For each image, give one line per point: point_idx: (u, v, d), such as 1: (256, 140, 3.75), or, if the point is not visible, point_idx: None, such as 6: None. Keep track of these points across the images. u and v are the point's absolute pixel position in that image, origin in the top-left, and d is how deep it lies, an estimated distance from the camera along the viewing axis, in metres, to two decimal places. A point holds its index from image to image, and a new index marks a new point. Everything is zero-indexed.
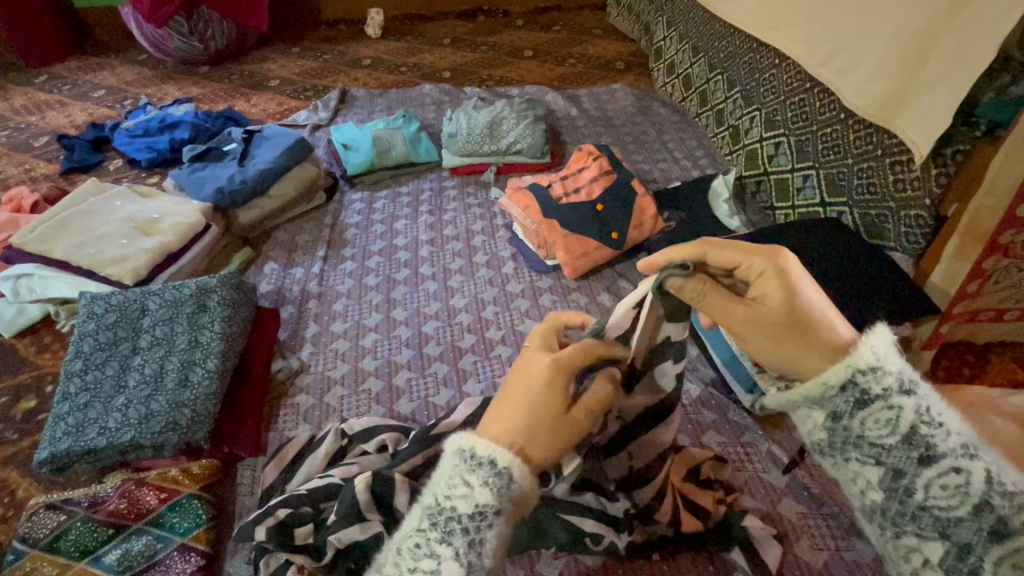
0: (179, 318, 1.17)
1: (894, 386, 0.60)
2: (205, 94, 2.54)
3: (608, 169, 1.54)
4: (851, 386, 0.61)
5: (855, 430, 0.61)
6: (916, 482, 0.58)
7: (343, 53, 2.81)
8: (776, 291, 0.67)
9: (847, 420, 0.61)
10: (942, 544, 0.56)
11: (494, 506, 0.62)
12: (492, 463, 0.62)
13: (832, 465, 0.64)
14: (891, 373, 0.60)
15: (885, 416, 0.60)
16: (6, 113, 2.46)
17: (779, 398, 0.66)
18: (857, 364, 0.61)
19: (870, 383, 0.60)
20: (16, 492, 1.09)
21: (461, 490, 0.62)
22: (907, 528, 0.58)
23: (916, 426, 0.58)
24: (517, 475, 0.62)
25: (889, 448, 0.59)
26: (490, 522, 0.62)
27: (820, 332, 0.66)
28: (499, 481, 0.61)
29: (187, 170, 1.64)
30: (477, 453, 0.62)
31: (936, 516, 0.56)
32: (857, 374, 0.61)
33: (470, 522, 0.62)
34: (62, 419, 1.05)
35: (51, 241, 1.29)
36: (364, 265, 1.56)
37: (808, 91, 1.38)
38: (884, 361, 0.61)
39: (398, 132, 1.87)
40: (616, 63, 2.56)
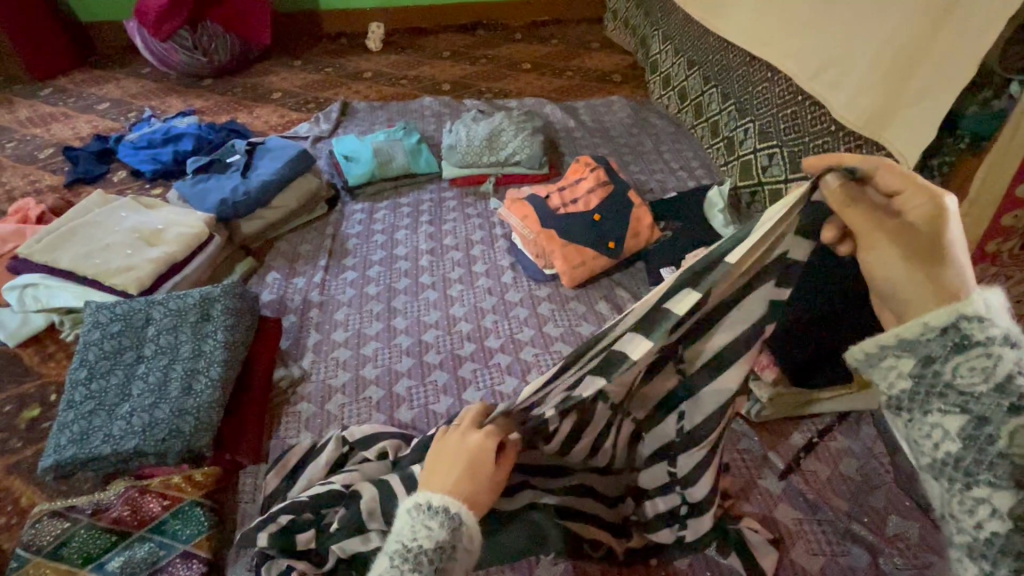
0: (183, 327, 1.18)
1: (1000, 337, 0.55)
2: (208, 106, 2.58)
3: (605, 180, 1.57)
4: (952, 330, 0.57)
5: (945, 377, 0.57)
6: (1000, 430, 0.54)
7: (344, 66, 2.86)
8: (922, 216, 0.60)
9: (939, 365, 0.57)
10: (1014, 493, 0.53)
11: (452, 542, 0.67)
12: (445, 506, 0.69)
13: (911, 415, 0.60)
14: (1000, 325, 0.55)
15: (982, 363, 0.55)
16: (11, 126, 2.49)
17: (869, 347, 0.61)
18: (968, 310, 0.56)
19: (975, 331, 0.55)
20: (20, 500, 1.10)
21: (422, 531, 0.67)
22: (980, 477, 0.55)
23: (1013, 375, 0.54)
24: (467, 518, 0.69)
25: (976, 397, 0.55)
26: (451, 555, 0.67)
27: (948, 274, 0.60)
28: (454, 519, 0.68)
29: (190, 181, 1.67)
30: (432, 501, 0.69)
31: (1017, 465, 0.53)
32: (963, 319, 0.56)
33: (435, 556, 0.66)
34: (67, 428, 1.06)
35: (57, 251, 1.31)
36: (365, 275, 1.58)
37: (799, 104, 1.41)
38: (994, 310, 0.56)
39: (399, 144, 1.90)
40: (613, 76, 2.61)
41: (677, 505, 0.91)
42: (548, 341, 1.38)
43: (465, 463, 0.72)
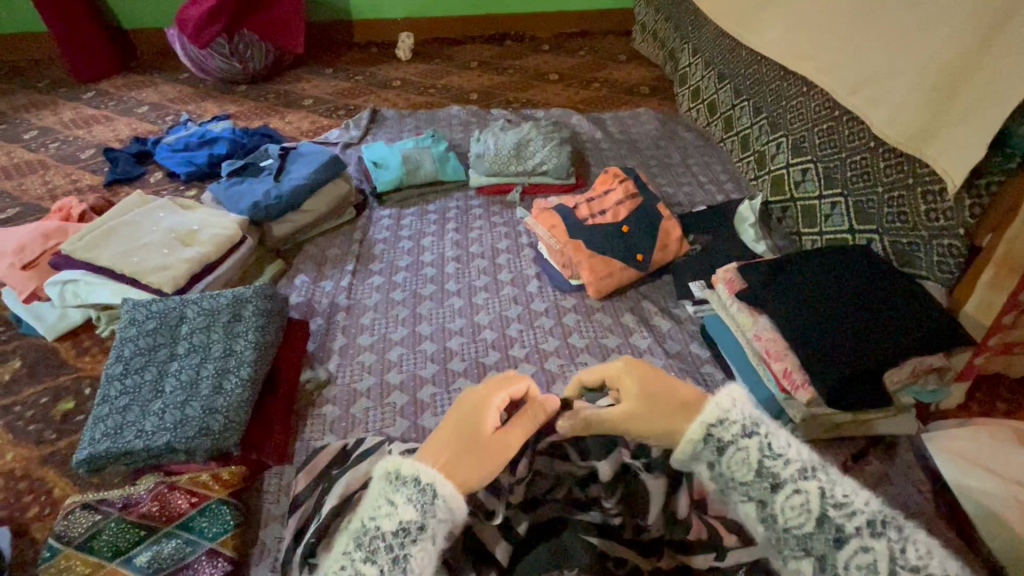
0: (215, 326, 1.20)
1: (739, 430, 0.77)
2: (242, 111, 2.65)
3: (634, 192, 1.56)
4: (710, 437, 0.77)
5: (727, 474, 0.77)
6: (775, 507, 0.74)
7: (374, 75, 2.91)
8: (637, 388, 0.86)
9: (719, 467, 0.77)
10: (809, 558, 0.72)
11: (417, 520, 0.69)
12: (415, 479, 0.72)
13: (728, 504, 0.79)
14: (736, 421, 0.77)
15: (740, 457, 0.76)
16: (55, 127, 2.59)
17: (684, 453, 0.79)
18: (709, 420, 0.78)
19: (722, 432, 0.77)
20: (53, 490, 1.13)
21: (386, 510, 0.71)
22: (788, 553, 0.73)
23: (763, 461, 0.75)
24: (440, 490, 0.71)
25: (749, 484, 0.75)
26: (414, 538, 0.70)
27: (668, 411, 0.84)
28: (423, 495, 0.71)
29: (225, 184, 1.71)
30: (400, 473, 0.72)
31: (796, 533, 0.73)
32: (712, 427, 0.77)
33: (395, 539, 0.69)
34: (101, 421, 1.08)
35: (98, 248, 1.35)
36: (392, 280, 1.59)
37: (836, 119, 1.38)
38: (732, 411, 0.78)
39: (427, 151, 1.92)
40: (641, 88, 2.61)
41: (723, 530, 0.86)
42: (573, 352, 1.37)
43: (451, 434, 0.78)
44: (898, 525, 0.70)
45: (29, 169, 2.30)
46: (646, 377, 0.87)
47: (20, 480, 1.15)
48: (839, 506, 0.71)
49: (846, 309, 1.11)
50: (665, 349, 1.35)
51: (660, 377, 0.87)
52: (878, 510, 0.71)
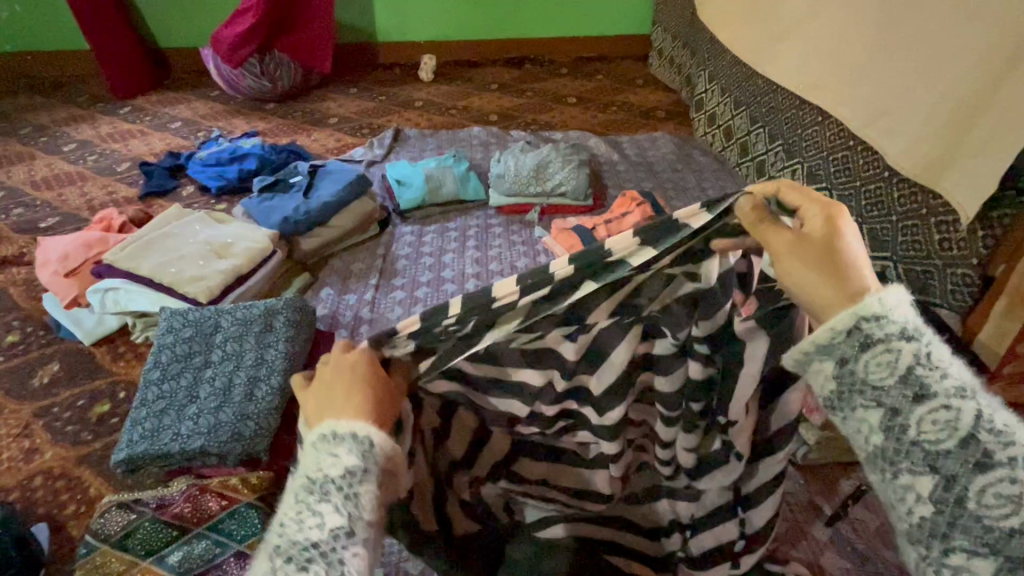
0: (248, 335, 1.25)
1: (897, 332, 0.58)
2: (271, 128, 2.75)
3: (651, 214, 1.60)
4: (856, 331, 0.59)
5: (860, 375, 0.59)
6: (910, 419, 0.57)
7: (397, 95, 3.01)
8: (826, 235, 0.63)
9: (853, 364, 0.59)
10: (931, 477, 0.56)
11: (364, 466, 0.60)
12: (349, 431, 0.61)
13: (841, 410, 0.61)
14: (895, 322, 0.58)
15: (887, 358, 0.57)
16: (93, 140, 2.71)
17: (812, 343, 0.61)
18: (863, 311, 0.58)
19: (875, 330, 0.58)
20: (89, 489, 1.18)
21: (329, 460, 0.60)
22: (902, 465, 0.57)
23: (914, 367, 0.57)
24: (380, 440, 0.62)
25: (887, 390, 0.58)
26: (361, 479, 0.59)
27: (843, 277, 0.62)
28: (360, 442, 0.60)
29: (256, 199, 1.78)
30: (336, 429, 0.61)
31: (926, 450, 0.56)
32: (862, 321, 0.58)
33: (342, 481, 0.59)
34: (139, 424, 1.13)
35: (139, 259, 1.42)
36: (414, 295, 1.64)
37: (850, 148, 1.42)
38: (896, 310, 0.58)
39: (449, 171, 1.98)
40: (657, 112, 2.67)
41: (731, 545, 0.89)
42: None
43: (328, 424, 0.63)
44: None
45: (68, 180, 2.41)
46: (844, 229, 0.63)
47: (58, 478, 1.20)
48: (1001, 435, 0.54)
49: None
50: None
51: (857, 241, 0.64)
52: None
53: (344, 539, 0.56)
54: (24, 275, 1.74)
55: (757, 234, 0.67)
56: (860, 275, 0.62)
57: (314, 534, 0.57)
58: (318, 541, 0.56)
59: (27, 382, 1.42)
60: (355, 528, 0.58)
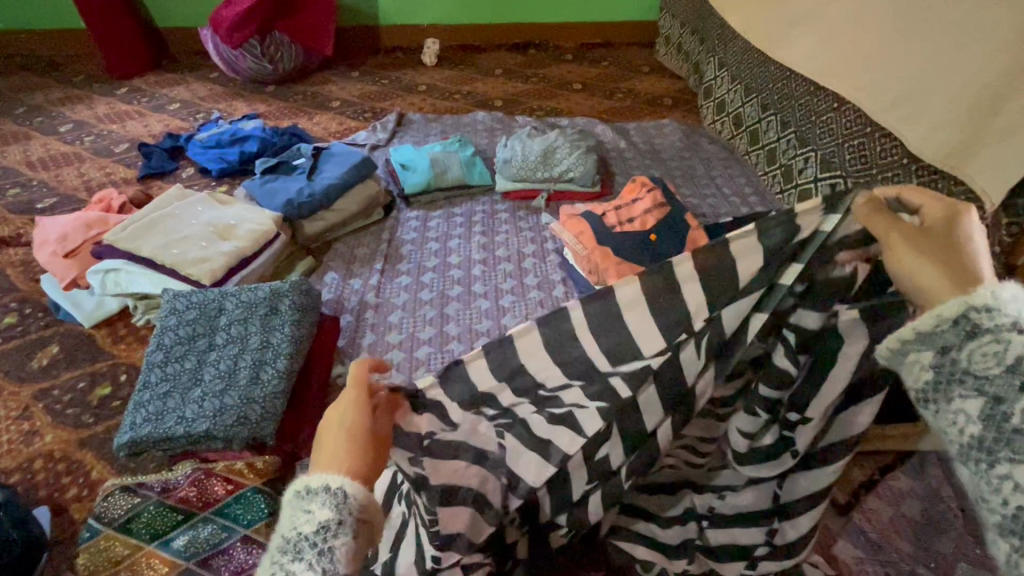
0: (253, 319, 1.23)
1: (1010, 323, 0.53)
2: (271, 111, 2.70)
3: (661, 201, 1.58)
4: (961, 319, 0.55)
5: (962, 364, 0.55)
6: (1015, 408, 0.52)
7: (400, 79, 2.96)
8: (946, 229, 0.62)
9: (955, 354, 0.55)
10: None
11: (338, 518, 0.60)
12: (325, 485, 0.62)
13: (935, 400, 0.56)
14: (1009, 313, 0.54)
15: (994, 348, 0.53)
16: (89, 121, 2.65)
17: (911, 332, 0.57)
18: (975, 301, 0.55)
19: (983, 319, 0.54)
20: (91, 473, 1.16)
21: (302, 518, 0.61)
22: (1001, 454, 0.52)
23: None
24: (353, 489, 0.63)
25: (991, 379, 0.53)
26: (336, 532, 0.60)
27: (961, 270, 0.59)
28: (335, 496, 0.61)
29: (259, 181, 1.75)
30: (310, 484, 0.62)
31: None
32: (971, 309, 0.55)
33: (315, 536, 0.59)
34: (142, 407, 1.11)
35: (140, 240, 1.38)
36: (419, 280, 1.62)
37: (867, 136, 1.40)
38: (1010, 301, 0.54)
39: (454, 156, 1.95)
40: (664, 99, 2.63)
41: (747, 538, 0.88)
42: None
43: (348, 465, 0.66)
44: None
45: (64, 161, 2.36)
46: (965, 229, 0.63)
47: (59, 462, 1.18)
48: None
49: None
50: None
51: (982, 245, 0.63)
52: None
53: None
54: (21, 256, 1.71)
55: (872, 222, 0.65)
56: (980, 270, 0.60)
57: None
58: None
59: (26, 363, 1.40)
60: None
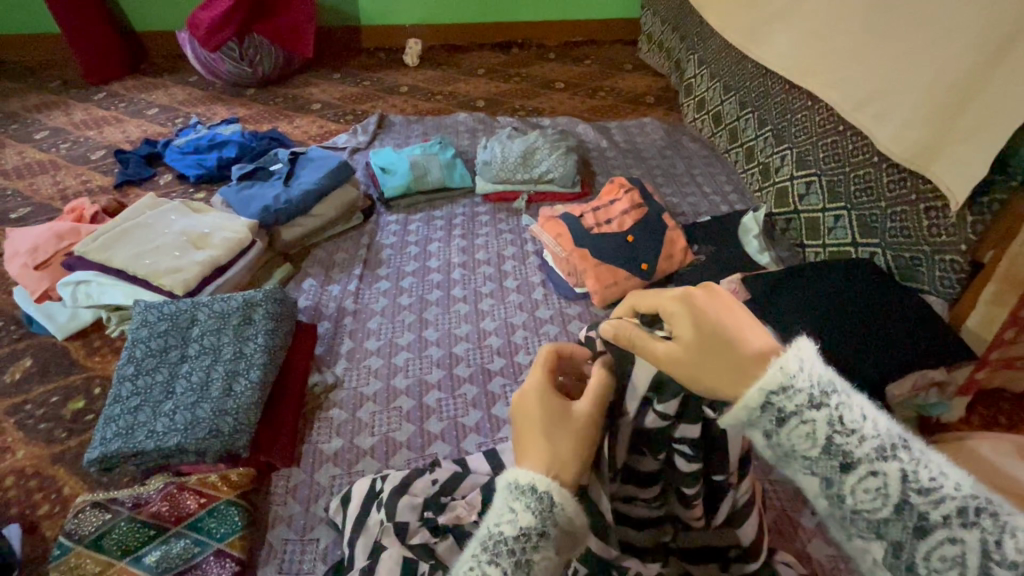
0: (226, 329, 1.22)
1: (806, 402, 0.57)
2: (251, 115, 2.67)
3: (639, 202, 1.58)
4: (768, 407, 0.58)
5: (788, 447, 0.59)
6: (844, 488, 0.57)
7: (382, 80, 2.94)
8: (694, 326, 0.63)
9: (777, 438, 0.59)
10: (879, 542, 0.56)
11: (541, 529, 0.57)
12: (532, 487, 0.58)
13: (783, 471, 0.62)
14: (802, 390, 0.58)
15: (804, 431, 0.57)
16: (66, 127, 2.62)
17: (732, 420, 0.61)
18: (769, 386, 0.57)
19: (785, 403, 0.57)
20: (63, 488, 1.14)
21: (506, 517, 0.58)
22: (853, 530, 0.58)
23: (832, 437, 0.57)
24: (560, 498, 0.58)
25: (814, 461, 0.58)
26: (537, 545, 0.57)
27: (734, 355, 0.61)
28: (541, 504, 0.58)
29: (235, 188, 1.73)
30: (521, 481, 0.59)
31: (868, 518, 0.56)
32: (771, 396, 0.58)
33: (516, 545, 0.57)
34: (113, 421, 1.09)
35: (111, 250, 1.37)
36: (398, 285, 1.61)
37: (840, 133, 1.40)
38: (798, 376, 0.58)
39: (434, 158, 1.93)
40: (646, 97, 2.63)
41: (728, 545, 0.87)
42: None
43: (542, 435, 0.62)
44: (995, 512, 0.53)
45: (40, 168, 2.33)
46: (710, 315, 0.63)
47: (31, 478, 1.17)
48: (931, 494, 0.54)
49: (846, 318, 1.13)
50: None
51: (733, 316, 0.63)
52: (974, 498, 0.54)
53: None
54: None
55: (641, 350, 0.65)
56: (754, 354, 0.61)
57: None
58: None
59: None
60: None
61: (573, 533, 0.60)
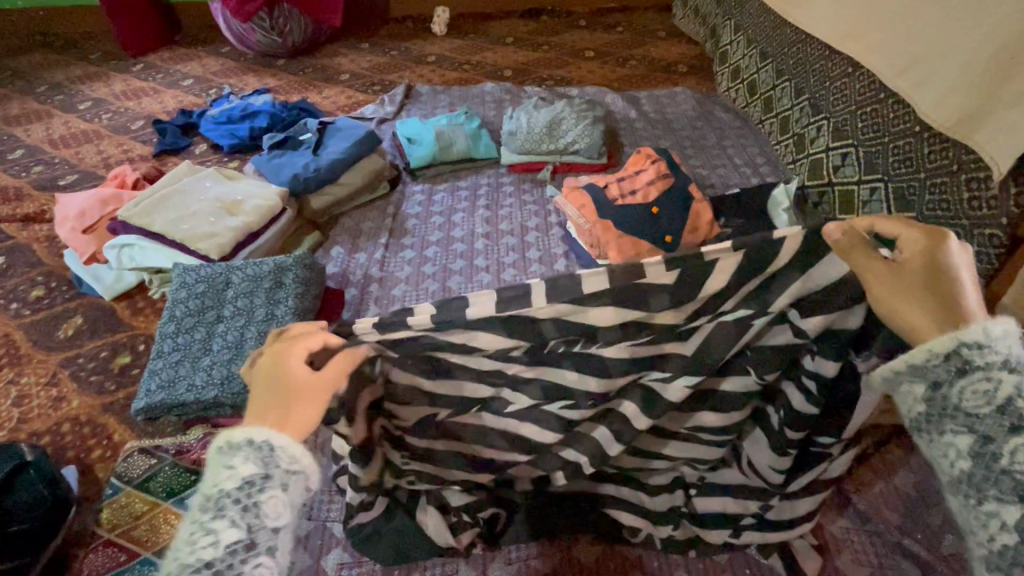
0: (259, 291, 1.27)
1: (999, 362, 0.59)
2: (281, 85, 2.71)
3: (665, 173, 1.56)
4: (954, 356, 0.60)
5: (952, 400, 0.61)
6: (1003, 448, 0.57)
7: (409, 50, 2.92)
8: (926, 255, 0.65)
9: (946, 390, 0.61)
10: (1021, 507, 0.55)
11: (262, 473, 0.60)
12: (252, 441, 0.60)
13: (925, 435, 0.63)
14: (997, 352, 0.60)
15: (983, 387, 0.59)
16: (107, 98, 2.71)
17: (905, 363, 0.63)
18: (965, 337, 0.60)
19: (975, 357, 0.60)
20: (113, 436, 1.23)
21: (224, 473, 0.59)
22: (989, 493, 0.57)
23: (1013, 398, 0.58)
24: (286, 443, 0.61)
25: (980, 418, 0.59)
26: (261, 487, 0.59)
27: (946, 298, 0.63)
28: (262, 451, 0.60)
29: (266, 157, 1.77)
30: (233, 438, 0.61)
31: (1019, 480, 0.56)
32: (963, 346, 0.60)
33: (238, 493, 0.59)
34: (156, 374, 1.16)
35: (151, 215, 1.42)
36: (422, 254, 1.64)
37: (881, 101, 1.33)
38: (999, 340, 0.60)
39: (460, 128, 1.93)
40: (678, 66, 2.55)
41: (740, 514, 0.95)
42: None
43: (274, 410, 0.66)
44: None
45: (84, 138, 2.43)
46: (944, 258, 0.64)
47: (84, 425, 1.27)
48: None
49: None
50: None
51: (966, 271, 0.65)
52: None
53: (241, 552, 0.57)
54: (45, 232, 1.78)
55: (850, 258, 0.69)
56: (960, 308, 0.63)
57: (206, 554, 0.56)
58: (213, 559, 0.56)
59: (53, 334, 1.48)
60: (255, 539, 0.58)
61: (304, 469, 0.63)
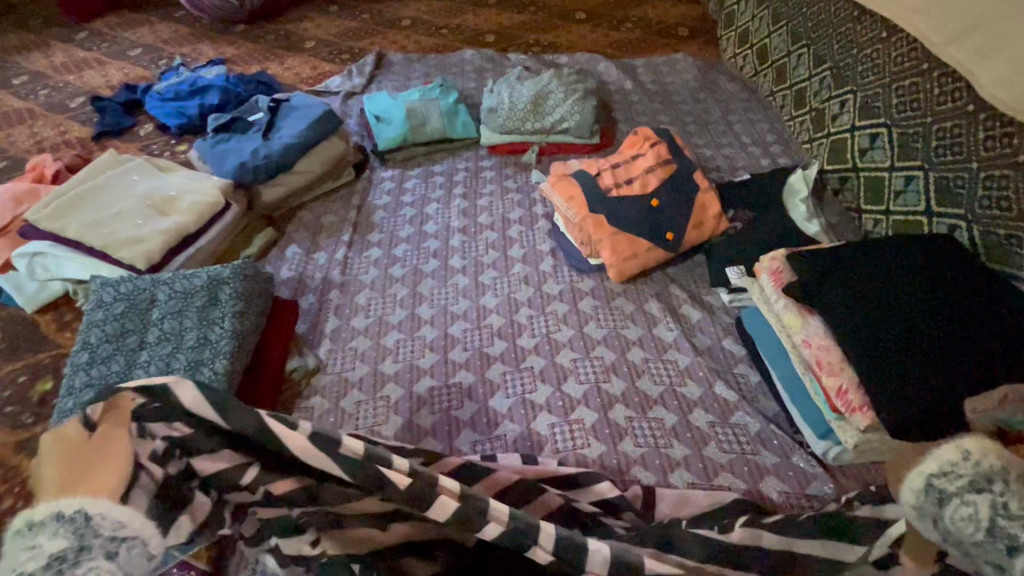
0: (189, 311, 1.08)
1: (967, 483, 0.63)
2: (239, 55, 2.43)
3: (666, 158, 1.36)
4: (930, 488, 0.65)
5: (951, 532, 0.64)
6: (1014, 572, 0.60)
7: (381, 12, 2.63)
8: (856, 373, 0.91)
9: (939, 522, 0.64)
10: None
11: (74, 546, 0.64)
12: (59, 513, 0.65)
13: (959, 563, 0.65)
14: (963, 474, 0.64)
15: (966, 512, 0.62)
16: (45, 72, 2.43)
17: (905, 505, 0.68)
18: (928, 469, 0.66)
19: (945, 484, 0.64)
20: (28, 481, 1.06)
21: (30, 552, 0.63)
22: None
23: (994, 519, 0.61)
24: (94, 509, 0.66)
25: (976, 544, 0.62)
26: (76, 561, 0.63)
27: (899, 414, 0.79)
28: (73, 523, 0.64)
29: (211, 141, 1.55)
30: (35, 519, 0.64)
31: None
32: (933, 478, 0.65)
33: (48, 572, 0.62)
34: (66, 415, 0.98)
35: (64, 219, 1.22)
36: (391, 254, 1.44)
37: (924, 73, 1.14)
38: (958, 463, 0.65)
39: (434, 104, 1.71)
40: (679, 29, 2.30)
41: None
42: (685, 405, 1.09)
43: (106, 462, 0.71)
44: None
45: (17, 118, 2.17)
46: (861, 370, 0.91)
47: None
48: None
49: (910, 310, 0.93)
50: (691, 343, 1.19)
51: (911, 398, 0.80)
52: None
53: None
54: None
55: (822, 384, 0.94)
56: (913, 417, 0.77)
57: None
58: None
59: None
60: None
61: (128, 539, 0.67)
